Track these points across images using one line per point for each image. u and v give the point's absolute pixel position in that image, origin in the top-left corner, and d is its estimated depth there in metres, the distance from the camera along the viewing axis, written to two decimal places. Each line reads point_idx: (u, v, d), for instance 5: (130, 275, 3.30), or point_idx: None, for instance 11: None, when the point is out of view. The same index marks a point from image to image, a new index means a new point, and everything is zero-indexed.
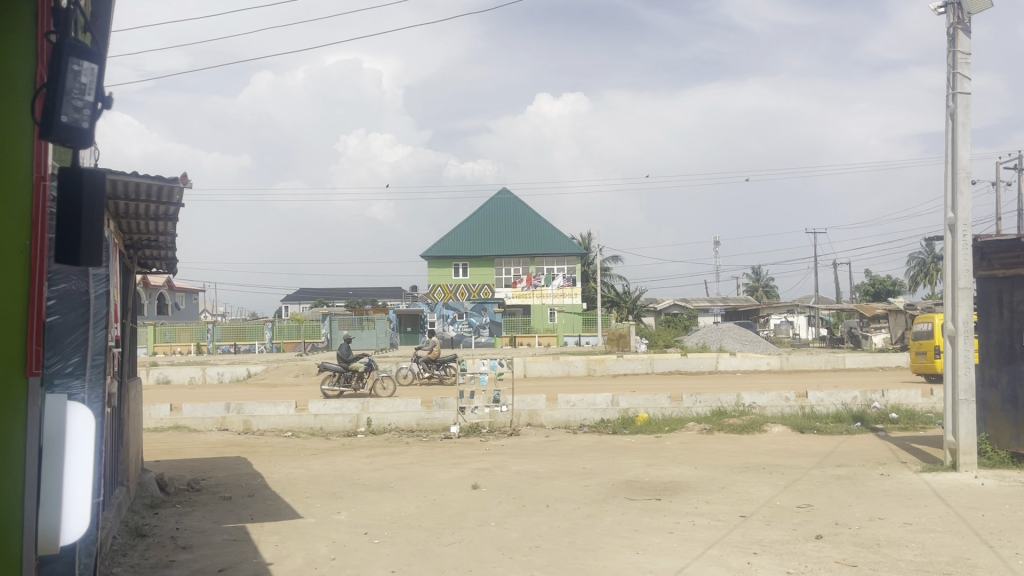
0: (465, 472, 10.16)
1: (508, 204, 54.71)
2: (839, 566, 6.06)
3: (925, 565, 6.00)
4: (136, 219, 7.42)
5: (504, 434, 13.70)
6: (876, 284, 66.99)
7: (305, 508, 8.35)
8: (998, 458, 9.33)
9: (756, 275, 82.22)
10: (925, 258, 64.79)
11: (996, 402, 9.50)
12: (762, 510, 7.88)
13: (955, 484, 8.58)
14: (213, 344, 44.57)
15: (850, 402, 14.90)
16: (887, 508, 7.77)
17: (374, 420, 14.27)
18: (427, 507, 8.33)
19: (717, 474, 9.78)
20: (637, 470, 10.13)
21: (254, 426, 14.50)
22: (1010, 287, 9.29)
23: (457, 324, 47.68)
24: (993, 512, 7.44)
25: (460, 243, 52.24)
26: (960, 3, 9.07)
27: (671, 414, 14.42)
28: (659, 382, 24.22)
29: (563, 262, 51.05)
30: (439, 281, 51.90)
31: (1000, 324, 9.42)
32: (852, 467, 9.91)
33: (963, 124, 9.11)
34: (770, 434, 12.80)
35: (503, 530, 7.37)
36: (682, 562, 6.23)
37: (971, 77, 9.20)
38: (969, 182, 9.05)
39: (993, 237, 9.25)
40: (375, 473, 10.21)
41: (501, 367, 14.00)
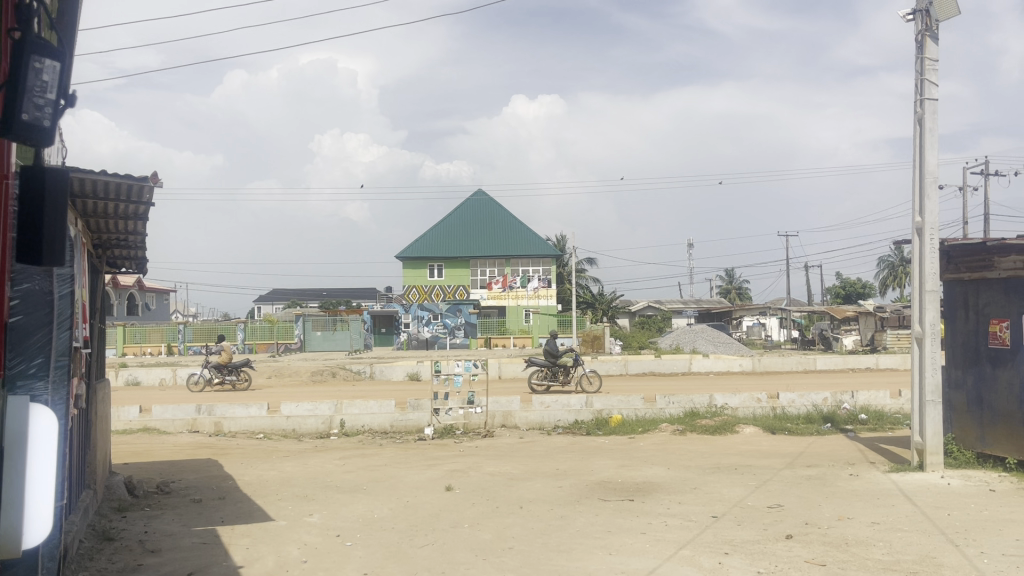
0: (439, 474, 10.14)
1: (483, 205, 54.64)
2: (808, 565, 6.12)
3: (891, 564, 6.08)
4: (105, 219, 7.34)
5: (478, 435, 13.68)
6: (847, 287, 67.87)
7: (277, 510, 8.30)
8: (964, 457, 9.50)
9: (729, 277, 83.01)
10: (894, 261, 65.66)
11: (962, 402, 9.67)
12: (733, 510, 7.96)
13: (922, 484, 8.73)
14: (185, 345, 44.24)
15: (820, 402, 15.09)
16: (856, 507, 7.88)
17: (348, 422, 14.16)
18: (399, 509, 8.31)
19: (690, 474, 9.87)
20: (610, 471, 10.18)
21: (225, 427, 14.36)
22: (975, 290, 9.47)
23: (432, 325, 47.54)
24: (959, 511, 7.55)
25: (435, 244, 52.11)
26: (928, 10, 9.21)
27: (645, 415, 14.51)
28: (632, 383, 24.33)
29: (538, 263, 51.14)
30: (414, 282, 51.79)
31: (966, 326, 9.61)
32: (822, 467, 10.04)
33: (930, 129, 9.25)
34: (742, 435, 12.92)
35: (477, 531, 7.38)
36: (655, 563, 6.27)
37: (938, 83, 9.35)
38: (936, 186, 9.19)
39: (958, 241, 9.41)
40: (348, 475, 10.16)
41: (476, 368, 14.01)
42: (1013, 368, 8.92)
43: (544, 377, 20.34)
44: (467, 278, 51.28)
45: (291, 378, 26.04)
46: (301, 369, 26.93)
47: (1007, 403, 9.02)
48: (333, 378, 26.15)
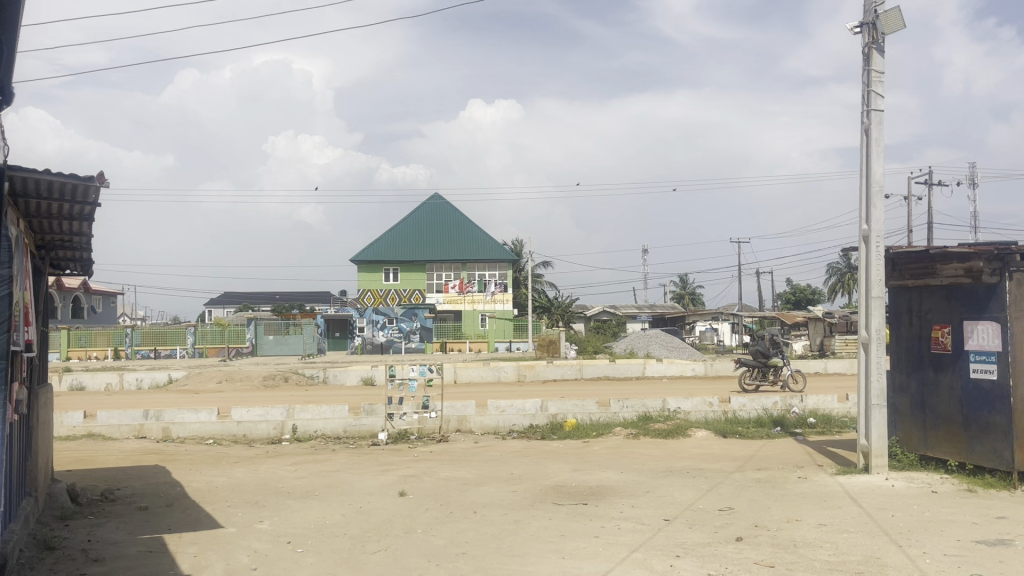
0: (392, 479, 10.07)
1: (439, 209, 54.34)
2: (757, 566, 6.23)
3: (838, 565, 6.21)
4: (49, 219, 7.14)
5: (433, 440, 13.61)
6: (796, 293, 69.26)
7: (227, 517, 8.16)
8: (908, 460, 9.75)
9: (682, 283, 84.05)
10: (842, 267, 67.12)
11: (906, 406, 9.93)
12: (685, 513, 8.05)
13: (868, 485, 8.94)
14: (132, 349, 43.33)
15: (771, 406, 15.32)
16: (805, 509, 8.04)
17: (300, 427, 13.97)
18: (352, 515, 8.22)
19: (643, 477, 9.96)
20: (564, 475, 10.23)
21: (173, 433, 14.09)
22: (918, 296, 9.74)
23: (387, 329, 47.31)
24: (902, 512, 7.75)
25: (391, 248, 51.78)
26: (875, 23, 9.45)
27: (599, 419, 14.60)
28: (586, 388, 24.46)
29: (495, 268, 51.24)
30: (369, 286, 51.41)
31: (910, 332, 9.87)
32: (772, 470, 10.21)
33: (876, 140, 9.49)
34: (694, 439, 13.07)
35: (430, 537, 7.35)
36: (608, 566, 6.32)
37: (884, 95, 9.60)
38: (882, 195, 9.43)
39: (903, 248, 9.66)
40: (300, 481, 10.04)
41: (431, 373, 13.96)
42: (954, 373, 9.16)
43: (755, 376, 21.20)
44: (423, 283, 51.10)
45: (242, 384, 25.57)
46: (251, 373, 26.51)
47: (949, 408, 9.27)
48: (286, 383, 25.80)
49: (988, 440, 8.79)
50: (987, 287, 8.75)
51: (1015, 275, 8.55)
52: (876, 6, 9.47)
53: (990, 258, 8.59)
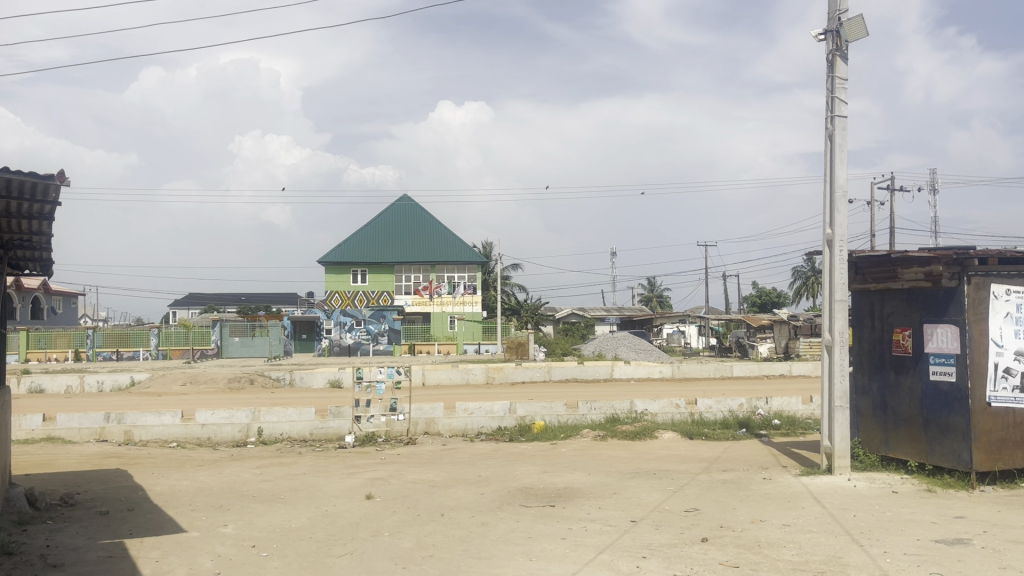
0: (359, 482, 10.01)
1: (408, 210, 54.13)
2: (722, 567, 6.28)
3: (801, 564, 6.29)
4: (8, 218, 7.00)
5: (401, 443, 13.56)
6: (762, 296, 70.14)
7: (190, 521, 8.05)
8: (869, 461, 9.91)
9: (650, 286, 84.60)
10: (807, 270, 68.03)
11: (867, 407, 10.09)
12: (652, 514, 8.10)
13: (831, 486, 9.07)
14: (94, 351, 42.61)
15: (736, 408, 15.46)
16: (770, 510, 8.13)
17: (265, 430, 13.86)
18: (318, 518, 8.16)
19: (610, 479, 10.01)
20: (532, 477, 10.25)
21: (136, 436, 13.87)
22: (879, 299, 9.91)
23: (354, 331, 47.21)
24: (863, 512, 7.88)
25: (359, 249, 51.48)
26: (839, 31, 9.60)
27: (567, 421, 14.64)
28: (556, 390, 24.52)
29: (464, 269, 51.24)
30: (337, 288, 51.13)
31: (872, 334, 10.05)
32: (737, 472, 10.31)
33: (840, 145, 9.64)
34: (661, 441, 13.17)
35: (397, 540, 7.31)
36: (574, 567, 6.34)
37: (847, 101, 9.76)
38: (845, 200, 9.58)
39: (865, 252, 9.82)
40: (265, 484, 9.92)
41: (398, 375, 13.91)
42: (915, 375, 9.33)
43: None
44: (392, 285, 50.95)
45: (206, 387, 25.20)
46: (216, 376, 26.13)
47: (909, 409, 9.43)
48: (252, 386, 25.48)
49: (946, 440, 8.96)
50: (946, 291, 8.91)
51: (972, 279, 8.73)
52: (839, 14, 9.63)
53: (949, 262, 8.75)
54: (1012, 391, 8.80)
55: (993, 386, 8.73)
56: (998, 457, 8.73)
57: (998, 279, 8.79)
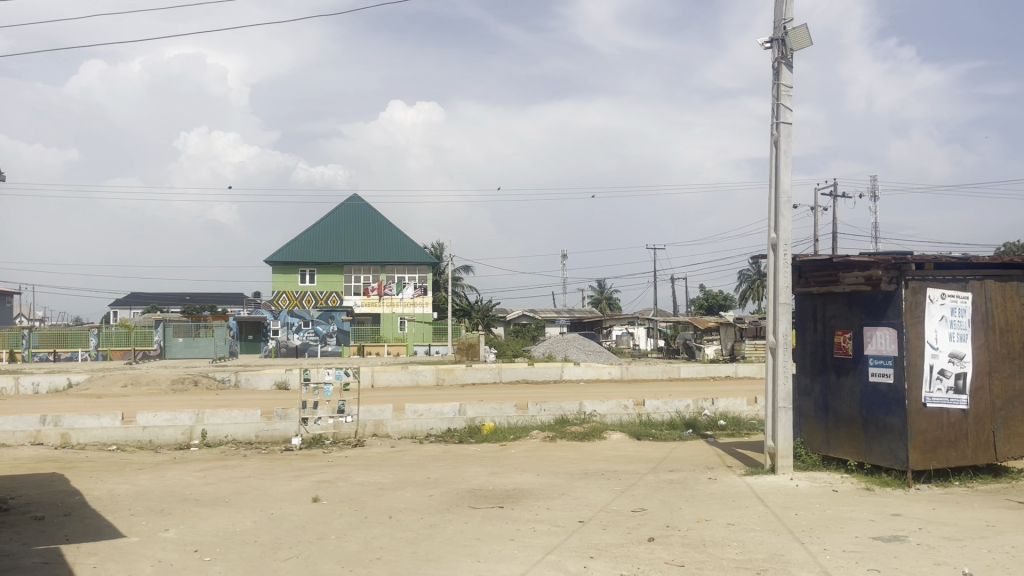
0: (306, 485, 9.88)
1: (356, 210, 53.53)
2: (667, 566, 6.36)
3: (744, 563, 6.39)
4: None
5: (348, 445, 13.41)
6: (709, 299, 71.33)
7: (130, 525, 7.87)
8: (810, 460, 10.13)
9: (600, 288, 85.34)
10: (752, 274, 69.32)
11: (810, 409, 10.32)
12: (599, 514, 8.16)
13: (774, 485, 9.26)
14: (29, 352, 41.43)
15: (683, 409, 15.67)
16: (713, 509, 8.26)
17: (209, 432, 13.59)
18: (264, 522, 8.03)
19: (559, 480, 10.07)
20: (480, 478, 10.23)
21: (73, 439, 13.47)
22: (820, 302, 10.16)
23: (302, 332, 46.72)
24: (805, 511, 8.06)
25: (307, 249, 50.78)
26: (784, 40, 9.80)
27: (516, 423, 14.67)
28: (506, 391, 24.58)
29: (414, 270, 51.01)
30: (284, 288, 50.44)
31: (814, 337, 10.29)
32: (683, 471, 10.45)
33: (785, 151, 9.84)
34: (609, 441, 13.28)
35: (344, 542, 7.24)
36: (522, 567, 6.36)
37: (792, 109, 9.97)
38: (789, 206, 9.77)
39: (808, 256, 10.04)
40: (209, 487, 9.74)
41: (347, 377, 13.79)
42: (855, 377, 9.57)
43: None
44: (341, 285, 50.42)
45: (148, 388, 24.62)
46: (159, 377, 25.59)
47: (849, 410, 9.67)
48: (195, 388, 24.98)
49: (884, 440, 9.21)
50: (885, 294, 9.15)
51: (910, 283, 8.99)
52: (785, 23, 9.83)
53: (888, 266, 8.99)
54: (947, 391, 9.06)
55: (928, 387, 8.98)
56: (932, 456, 9.00)
57: (934, 283, 9.07)
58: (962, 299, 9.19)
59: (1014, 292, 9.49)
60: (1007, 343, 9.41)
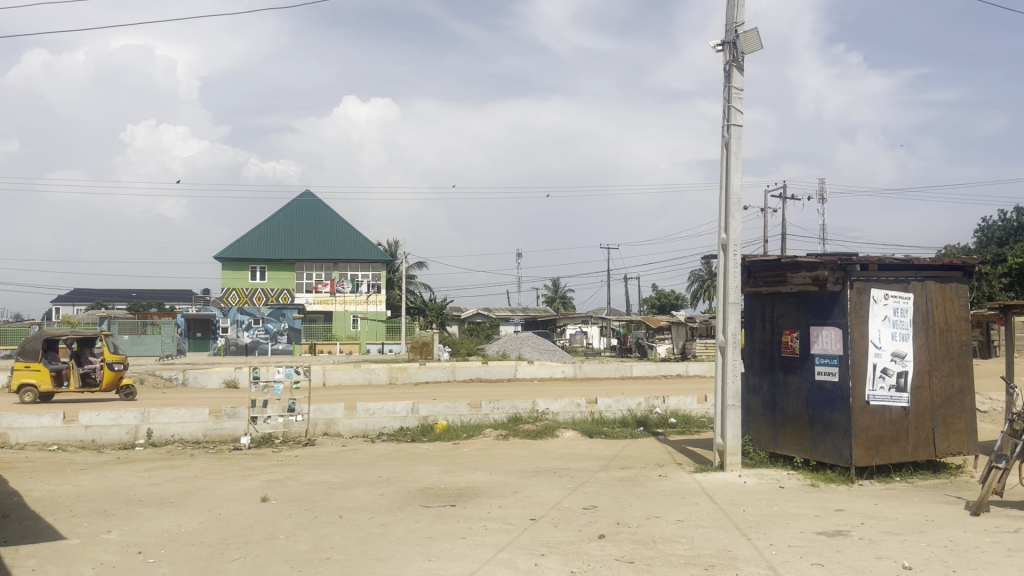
0: (255, 484, 9.73)
1: (309, 206, 52.83)
2: (618, 563, 6.41)
3: (693, 558, 6.48)
4: None
5: (298, 444, 13.24)
6: (661, 299, 72.14)
7: (71, 527, 7.67)
8: (758, 457, 10.32)
9: (554, 287, 85.73)
10: (704, 275, 70.31)
11: (758, 406, 10.51)
12: (550, 512, 8.20)
13: (722, 482, 9.40)
14: None
15: (635, 407, 15.84)
16: (663, 506, 8.36)
17: (155, 432, 13.31)
18: (210, 522, 7.90)
19: (511, 478, 10.10)
20: (433, 477, 10.18)
21: (11, 439, 13.07)
22: (769, 301, 10.36)
23: (252, 330, 46.15)
24: (752, 507, 8.20)
25: (258, 246, 50.07)
26: (735, 43, 9.95)
27: (469, 421, 14.67)
28: (460, 391, 24.50)
29: (368, 269, 50.56)
30: (233, 285, 49.47)
31: (762, 336, 10.48)
32: (634, 469, 10.56)
33: (735, 153, 10.00)
34: (562, 439, 13.35)
35: (292, 542, 7.15)
36: (473, 566, 6.34)
37: (742, 111, 10.13)
38: (739, 207, 9.92)
39: (757, 257, 10.22)
40: (154, 488, 9.54)
41: (297, 375, 13.64)
42: (801, 375, 9.76)
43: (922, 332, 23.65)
44: (292, 282, 49.78)
45: None
46: None
47: (796, 408, 9.86)
48: (140, 386, 24.42)
49: (829, 438, 9.41)
50: (831, 295, 9.35)
51: (855, 283, 9.21)
52: (736, 26, 9.98)
53: (834, 267, 9.20)
54: (889, 389, 9.29)
55: (872, 385, 9.21)
56: (875, 452, 9.23)
57: (877, 284, 9.30)
58: (904, 299, 9.43)
59: (953, 293, 9.76)
60: (946, 343, 9.67)
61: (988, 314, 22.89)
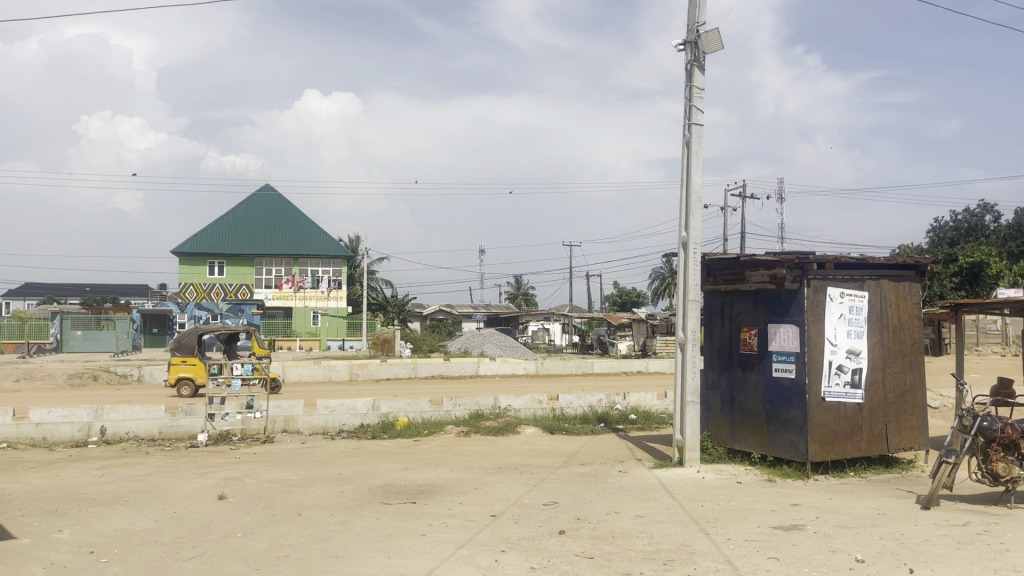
0: (212, 482, 9.59)
1: (270, 200, 52.16)
2: (577, 558, 6.44)
3: (651, 553, 6.54)
4: None
5: (257, 441, 13.08)
6: (623, 296, 72.59)
7: (20, 526, 7.49)
8: (716, 453, 10.44)
9: (516, 284, 85.84)
10: (665, 273, 70.98)
11: (716, 402, 10.64)
12: (511, 508, 8.21)
13: (681, 477, 9.50)
14: None
15: (596, 403, 15.92)
16: (624, 502, 8.42)
17: (109, 429, 13.05)
18: (166, 520, 7.76)
19: (472, 475, 10.08)
20: (393, 474, 10.13)
21: None
22: (727, 299, 10.49)
23: (210, 325, 45.54)
24: (711, 501, 8.30)
25: (216, 241, 49.31)
26: (697, 43, 10.04)
27: (430, 418, 14.64)
28: (422, 387, 24.45)
29: (328, 264, 50.20)
30: (191, 280, 48.77)
31: (721, 333, 10.61)
32: (595, 465, 10.62)
33: (696, 152, 10.09)
34: (523, 436, 13.38)
35: (250, 540, 7.06)
36: (432, 563, 6.31)
37: (703, 110, 10.22)
38: (699, 205, 10.02)
39: (718, 255, 10.33)
40: (107, 486, 9.35)
41: (255, 371, 13.48)
42: (759, 372, 9.90)
43: None
44: (251, 277, 49.13)
45: (43, 383, 23.48)
46: (55, 371, 24.39)
47: (753, 404, 10.00)
48: (94, 382, 23.95)
49: (786, 433, 9.55)
50: (788, 293, 9.50)
51: (811, 282, 9.36)
52: (697, 26, 10.07)
53: (791, 266, 9.35)
54: (844, 386, 9.47)
55: (828, 381, 9.37)
56: (830, 448, 9.40)
57: (834, 283, 9.46)
58: (859, 298, 9.61)
59: (906, 292, 9.96)
60: (899, 340, 9.88)
61: (939, 312, 23.49)
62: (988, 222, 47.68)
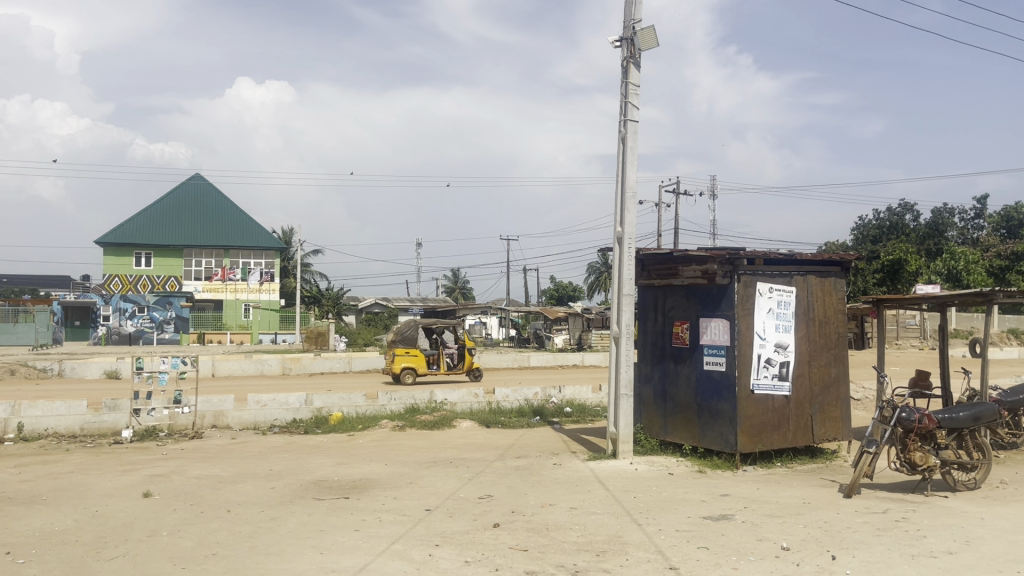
0: (137, 480, 9.28)
1: (198, 190, 50.89)
2: (511, 551, 6.46)
3: (584, 545, 6.59)
4: None
5: (185, 437, 12.75)
6: (559, 290, 73.09)
7: None
8: (649, 445, 10.60)
9: (454, 277, 85.69)
10: (600, 266, 71.74)
11: (649, 395, 10.80)
12: (445, 502, 8.18)
13: (615, 469, 9.62)
14: None
15: (532, 397, 16.00)
16: (558, 494, 8.48)
17: (27, 425, 12.53)
18: (87, 520, 7.49)
19: (406, 469, 10.01)
20: (326, 469, 9.99)
21: None
22: (660, 293, 10.64)
23: (137, 318, 44.13)
24: (643, 493, 8.42)
25: (144, 231, 47.95)
26: (633, 40, 10.14)
27: (366, 412, 14.47)
28: (359, 382, 24.17)
29: (261, 256, 49.22)
30: (116, 271, 47.22)
31: (654, 325, 10.76)
32: (529, 458, 10.65)
33: (631, 148, 10.19)
34: (458, 429, 13.35)
35: (177, 539, 6.87)
36: (366, 559, 6.25)
37: (639, 107, 10.34)
38: (634, 200, 10.13)
39: (650, 250, 10.45)
40: (23, 485, 8.96)
41: (184, 365, 13.11)
42: (690, 365, 10.08)
43: None
44: (180, 269, 47.93)
45: None
46: None
47: (685, 397, 10.18)
48: (12, 377, 22.97)
49: (716, 425, 9.76)
50: (719, 287, 9.68)
51: (742, 277, 9.57)
52: (634, 23, 10.17)
53: (722, 261, 9.54)
54: (772, 379, 9.71)
55: (756, 374, 9.59)
56: (758, 439, 9.62)
57: (762, 278, 9.68)
58: (787, 293, 9.86)
59: (831, 287, 10.27)
60: (824, 334, 10.18)
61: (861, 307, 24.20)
62: (907, 222, 49.49)
